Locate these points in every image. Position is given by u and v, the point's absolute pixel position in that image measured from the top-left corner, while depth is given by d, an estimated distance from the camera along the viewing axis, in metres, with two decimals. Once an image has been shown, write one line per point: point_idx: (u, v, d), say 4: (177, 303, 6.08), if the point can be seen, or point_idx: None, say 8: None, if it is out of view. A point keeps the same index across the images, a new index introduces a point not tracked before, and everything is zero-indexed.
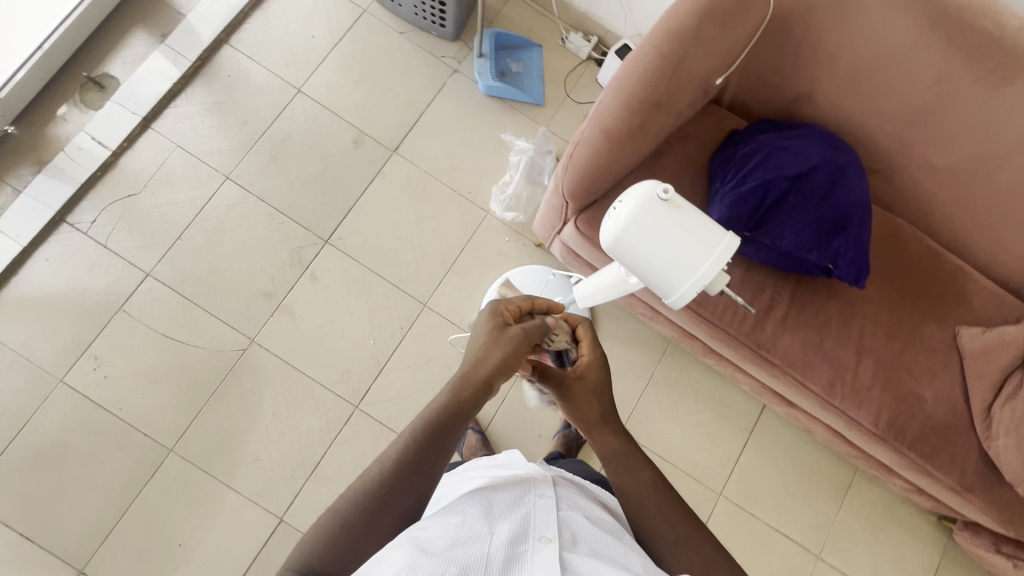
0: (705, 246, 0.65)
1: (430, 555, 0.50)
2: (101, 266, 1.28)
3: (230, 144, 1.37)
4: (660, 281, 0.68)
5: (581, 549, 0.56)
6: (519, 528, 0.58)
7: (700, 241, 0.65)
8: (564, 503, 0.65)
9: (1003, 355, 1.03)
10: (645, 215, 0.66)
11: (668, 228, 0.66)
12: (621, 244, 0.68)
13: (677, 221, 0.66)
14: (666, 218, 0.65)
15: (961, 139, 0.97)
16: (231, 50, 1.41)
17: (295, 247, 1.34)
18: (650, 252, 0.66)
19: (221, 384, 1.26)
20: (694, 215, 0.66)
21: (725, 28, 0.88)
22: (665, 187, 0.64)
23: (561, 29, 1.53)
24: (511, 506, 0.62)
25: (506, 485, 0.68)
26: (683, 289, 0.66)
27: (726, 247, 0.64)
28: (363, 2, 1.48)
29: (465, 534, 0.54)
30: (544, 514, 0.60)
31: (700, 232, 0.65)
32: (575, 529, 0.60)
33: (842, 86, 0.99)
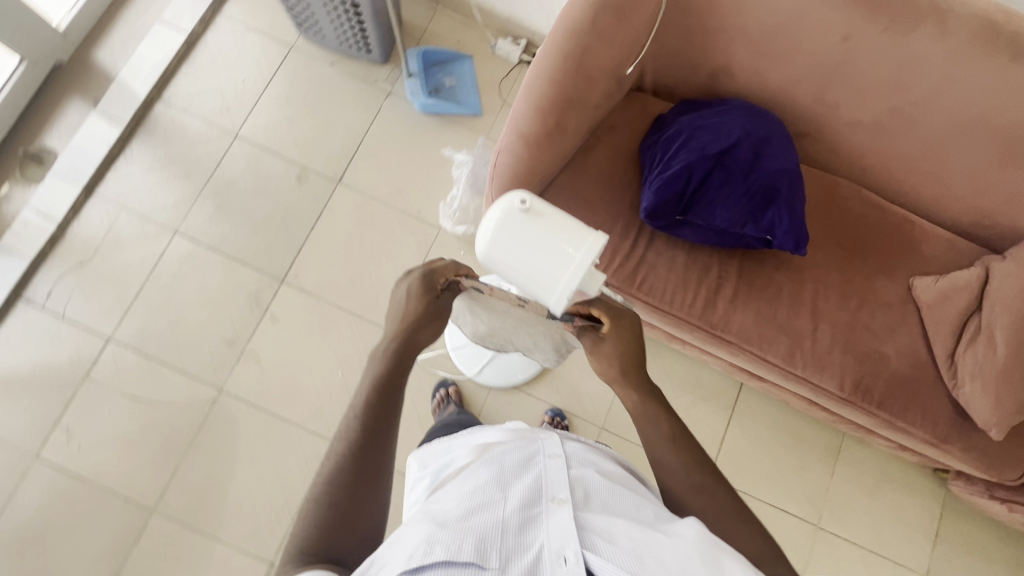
0: (571, 243, 0.51)
1: (444, 528, 0.49)
2: (62, 338, 1.28)
3: (174, 198, 1.38)
4: (528, 294, 0.54)
5: (594, 507, 0.54)
6: (530, 491, 0.56)
7: (565, 239, 0.52)
8: (574, 462, 0.62)
9: (960, 300, 1.01)
10: (494, 220, 0.53)
11: (524, 231, 0.52)
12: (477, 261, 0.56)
13: (537, 233, 0.52)
14: (523, 229, 0.52)
15: (881, 92, 0.96)
16: (165, 105, 1.43)
17: (252, 292, 1.35)
18: (511, 271, 0.53)
19: (196, 438, 1.26)
20: (559, 225, 0.52)
21: (622, 17, 0.87)
22: (517, 195, 0.52)
23: (489, 37, 1.53)
24: (522, 465, 0.60)
25: (512, 447, 0.64)
26: (556, 297, 0.52)
27: (594, 239, 0.51)
28: (289, 39, 1.48)
29: (479, 505, 0.53)
30: (555, 472, 0.58)
31: (565, 245, 0.51)
32: (587, 487, 0.57)
33: (756, 56, 0.98)
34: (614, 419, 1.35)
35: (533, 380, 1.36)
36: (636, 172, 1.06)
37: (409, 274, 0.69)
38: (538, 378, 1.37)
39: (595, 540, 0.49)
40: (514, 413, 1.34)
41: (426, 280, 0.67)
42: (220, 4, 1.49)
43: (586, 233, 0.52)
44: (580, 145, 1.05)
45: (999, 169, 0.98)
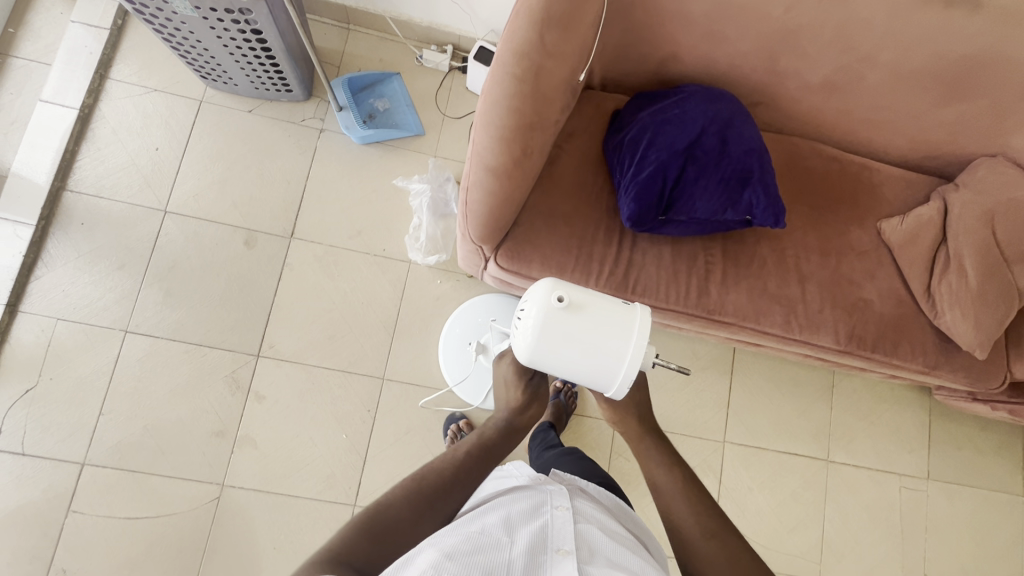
0: (622, 325, 0.64)
1: (453, 557, 0.52)
2: (30, 476, 1.16)
3: (114, 295, 1.25)
4: (597, 376, 0.65)
5: (599, 560, 0.58)
6: (537, 538, 0.59)
7: (615, 321, 0.64)
8: (581, 514, 0.66)
9: (927, 235, 1.06)
10: (553, 324, 0.64)
11: (579, 327, 0.64)
12: (539, 358, 0.66)
13: (584, 322, 0.64)
14: (572, 322, 0.64)
15: (825, 53, 0.97)
16: (74, 194, 1.27)
17: (229, 374, 1.26)
18: (572, 359, 0.65)
19: (208, 541, 1.18)
20: (599, 311, 0.65)
21: (569, 28, 0.83)
22: (559, 296, 0.63)
23: (412, 50, 1.44)
24: (531, 511, 0.64)
25: (523, 494, 0.68)
26: (624, 372, 0.64)
27: (641, 316, 0.64)
28: (197, 93, 1.35)
29: (485, 539, 0.56)
30: (562, 523, 0.62)
31: (611, 327, 0.64)
32: (593, 539, 0.61)
33: (701, 38, 0.97)
34: None
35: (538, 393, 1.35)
36: (605, 175, 1.04)
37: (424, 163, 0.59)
38: None
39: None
40: None
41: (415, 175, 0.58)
42: (107, 68, 1.33)
43: (629, 312, 0.66)
44: (546, 159, 1.01)
45: (941, 105, 1.03)
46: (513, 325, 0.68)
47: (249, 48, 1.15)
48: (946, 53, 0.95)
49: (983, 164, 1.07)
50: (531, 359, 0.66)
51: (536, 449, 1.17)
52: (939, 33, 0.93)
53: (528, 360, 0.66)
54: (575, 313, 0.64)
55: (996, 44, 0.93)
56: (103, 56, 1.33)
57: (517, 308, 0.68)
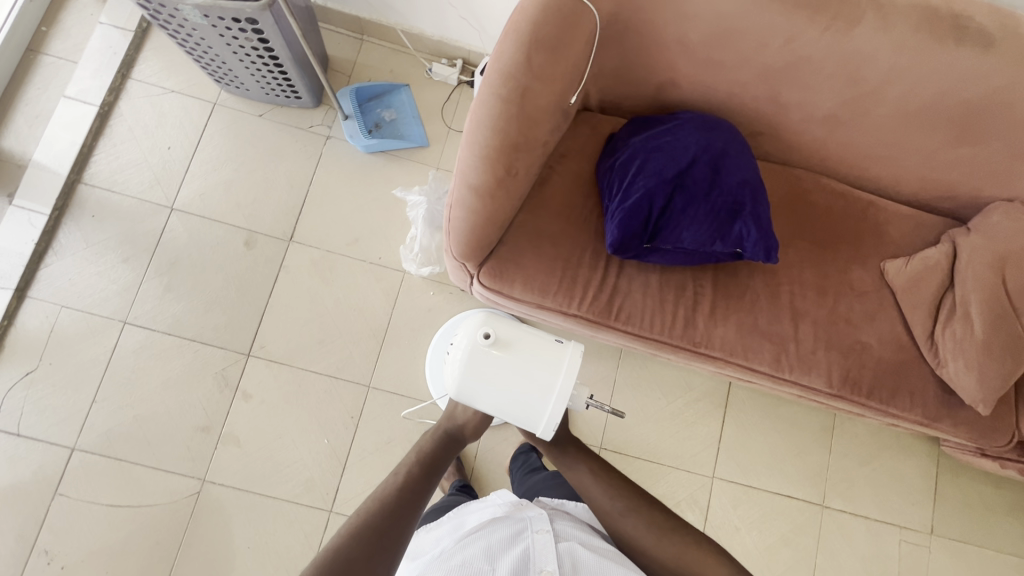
0: (550, 362, 0.65)
1: None
2: (22, 456, 1.20)
3: (118, 286, 1.29)
4: (524, 413, 0.65)
5: None
6: (520, 565, 0.61)
7: (542, 359, 0.65)
8: (562, 535, 0.68)
9: (932, 280, 1.01)
10: (479, 358, 0.64)
11: (505, 362, 0.65)
12: (466, 392, 0.66)
13: (511, 358, 0.64)
14: (499, 356, 0.64)
15: (828, 86, 0.94)
16: (88, 187, 1.33)
17: (219, 371, 1.28)
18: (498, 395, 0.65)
19: (185, 535, 1.20)
20: (528, 347, 0.65)
21: (558, 51, 0.83)
22: (485, 330, 0.64)
23: (423, 62, 1.46)
24: (511, 538, 0.66)
25: (505, 522, 0.71)
26: (549, 409, 0.64)
27: (569, 355, 0.64)
28: (211, 95, 1.39)
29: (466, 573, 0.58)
30: (544, 545, 0.64)
31: (538, 365, 0.64)
32: (575, 559, 0.64)
33: (700, 66, 0.95)
34: (611, 438, 1.35)
35: None
36: (595, 198, 1.02)
37: None
38: None
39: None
40: (511, 449, 1.30)
41: None
42: (129, 68, 1.39)
43: (559, 350, 0.66)
44: (535, 180, 1.00)
45: (954, 144, 0.98)
46: (445, 357, 0.69)
47: (257, 56, 1.18)
48: (959, 91, 0.91)
49: (998, 209, 1.01)
50: (459, 392, 0.66)
51: (518, 474, 1.16)
52: (951, 70, 0.88)
53: (455, 393, 0.66)
54: (503, 349, 0.65)
55: (1012, 84, 0.89)
56: (126, 57, 1.38)
57: (450, 341, 0.69)
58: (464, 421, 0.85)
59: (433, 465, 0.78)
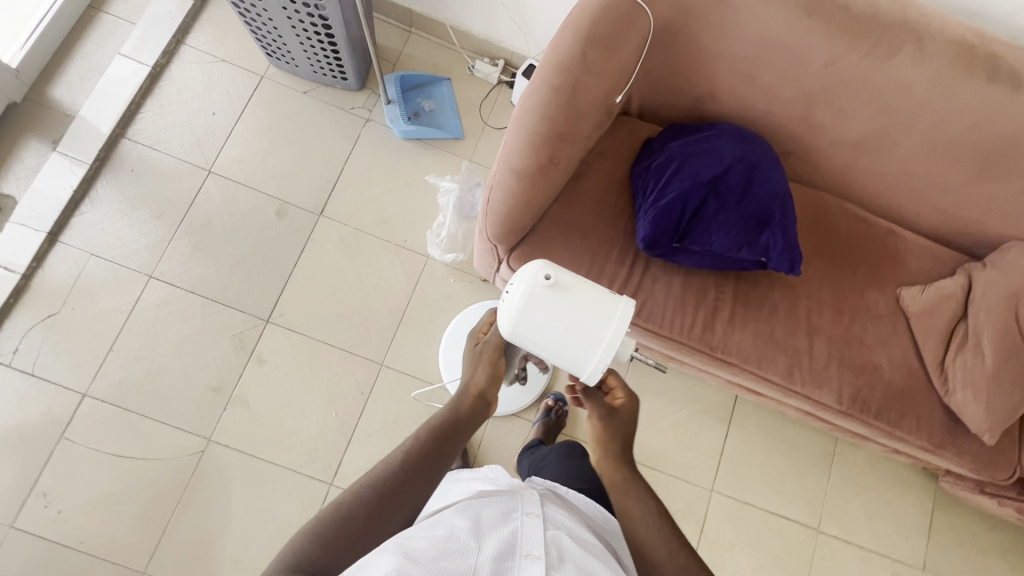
0: (604, 310, 0.66)
1: (415, 560, 0.51)
2: (33, 397, 1.21)
3: (148, 240, 1.31)
4: (573, 358, 0.66)
5: (568, 569, 0.55)
6: (506, 542, 0.57)
7: (598, 305, 0.66)
8: (551, 521, 0.63)
9: (946, 309, 1.04)
10: (539, 299, 0.66)
11: (561, 306, 0.66)
12: (522, 332, 0.66)
13: (568, 303, 0.66)
14: (556, 300, 0.66)
15: (862, 112, 0.98)
16: (131, 143, 1.36)
17: (237, 334, 1.29)
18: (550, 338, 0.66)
19: (185, 492, 1.20)
20: (584, 294, 0.67)
21: (612, 49, 0.88)
22: (547, 273, 0.65)
23: (466, 59, 1.51)
24: (502, 518, 0.62)
25: (495, 500, 0.67)
26: (598, 356, 0.66)
27: (623, 308, 0.66)
28: (260, 68, 1.44)
29: (451, 544, 0.55)
30: (533, 531, 0.60)
31: (593, 312, 0.66)
32: (563, 547, 0.59)
33: (741, 81, 0.99)
34: None
35: (530, 405, 1.34)
36: (627, 198, 1.06)
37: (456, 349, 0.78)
38: (537, 403, 1.34)
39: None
40: (516, 441, 1.31)
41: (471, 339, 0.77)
42: (184, 34, 1.43)
43: (613, 302, 0.67)
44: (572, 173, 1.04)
45: (977, 180, 1.02)
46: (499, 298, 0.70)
47: (314, 34, 1.22)
48: (986, 128, 0.95)
49: (1014, 247, 1.05)
50: (515, 331, 0.67)
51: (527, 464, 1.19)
52: (981, 107, 0.93)
53: (511, 332, 0.67)
54: (561, 293, 0.66)
55: None
56: (182, 23, 1.43)
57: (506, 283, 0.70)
58: (473, 380, 0.72)
59: (463, 422, 0.69)
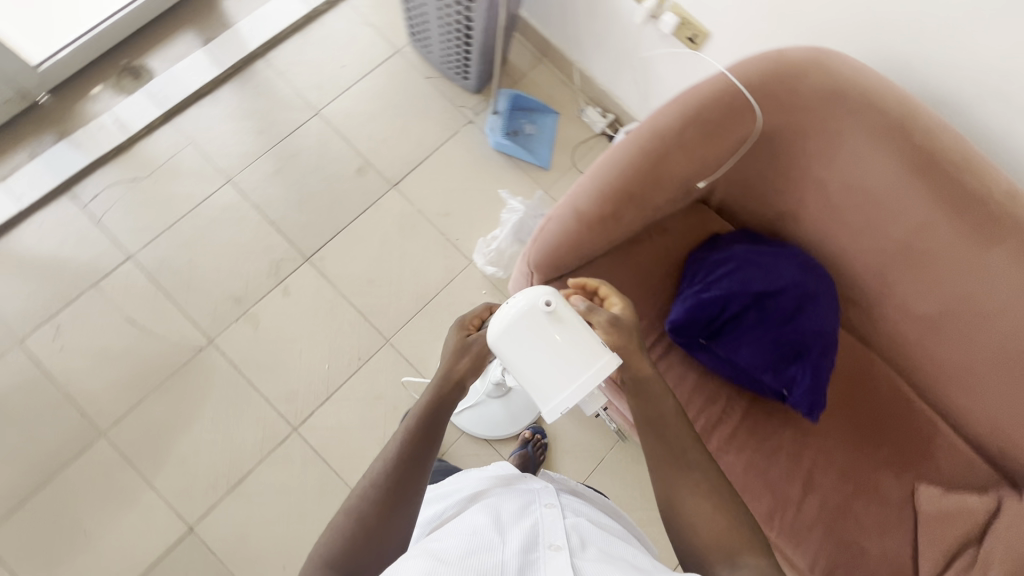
0: (586, 356, 0.66)
1: (445, 562, 0.52)
2: (89, 241, 1.32)
3: (241, 149, 1.42)
4: (539, 387, 0.67)
5: (591, 552, 0.57)
6: (529, 537, 0.59)
7: (584, 347, 0.66)
8: (567, 512, 0.66)
9: (962, 525, 0.94)
10: (532, 321, 0.66)
11: (549, 335, 0.66)
12: (504, 345, 0.67)
13: (556, 335, 0.66)
14: (547, 328, 0.66)
15: (943, 289, 0.91)
16: (265, 64, 1.49)
17: (275, 260, 1.36)
18: (526, 360, 0.67)
19: (169, 378, 1.26)
20: (576, 334, 0.66)
21: (711, 136, 0.89)
22: (548, 300, 0.65)
23: (581, 102, 1.56)
24: (520, 515, 0.64)
25: (510, 499, 0.69)
26: (563, 395, 0.66)
27: (605, 362, 0.65)
28: (398, 43, 1.55)
29: (478, 545, 0.56)
30: (553, 522, 0.62)
31: (575, 353, 0.66)
32: (583, 535, 0.61)
33: (828, 214, 0.96)
34: None
35: (506, 439, 1.32)
36: (674, 280, 1.05)
37: (447, 332, 0.74)
38: (513, 439, 1.32)
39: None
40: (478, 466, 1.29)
41: (463, 327, 0.74)
42: None
43: (599, 353, 0.66)
44: (630, 237, 1.04)
45: None
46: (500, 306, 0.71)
47: (457, 27, 1.31)
48: None
49: None
50: (497, 343, 0.68)
51: None
52: None
53: (493, 343, 0.67)
54: (554, 324, 0.67)
55: None
56: None
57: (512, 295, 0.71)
58: (458, 364, 0.70)
59: (442, 409, 0.69)
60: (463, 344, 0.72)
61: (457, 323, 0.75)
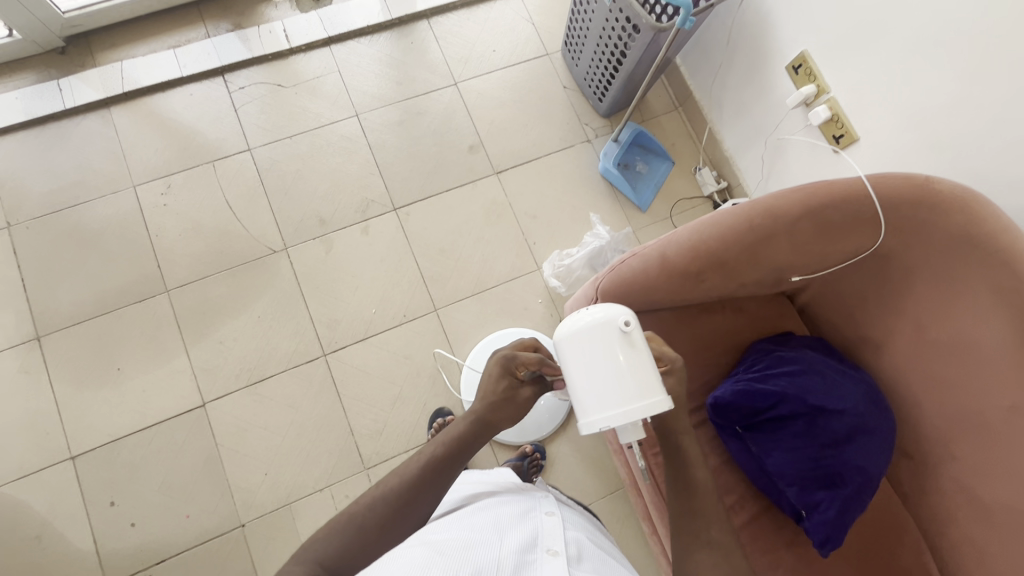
0: (639, 389, 0.61)
1: (445, 552, 0.54)
2: (221, 124, 1.44)
3: (378, 92, 1.52)
4: (581, 398, 0.64)
5: (585, 567, 0.59)
6: (527, 538, 0.60)
7: (640, 380, 0.61)
8: (566, 524, 0.68)
9: None
10: (603, 332, 0.63)
11: (612, 354, 0.63)
12: (565, 345, 0.66)
13: (618, 357, 0.62)
14: (612, 347, 0.63)
15: (1016, 485, 0.80)
16: (427, 25, 1.58)
17: (367, 199, 1.44)
18: (580, 367, 0.64)
19: (238, 266, 1.36)
20: (639, 364, 0.62)
21: (824, 236, 0.87)
22: (623, 321, 0.62)
23: (700, 160, 1.55)
24: (519, 518, 0.65)
25: (512, 502, 0.70)
26: (600, 416, 0.62)
27: (655, 404, 0.60)
28: (551, 49, 1.61)
29: (476, 540, 0.58)
30: (552, 530, 0.63)
31: (629, 383, 0.61)
32: (580, 548, 0.62)
33: (916, 357, 0.90)
34: None
35: (506, 445, 1.32)
36: (731, 359, 1.03)
37: (492, 367, 0.73)
38: (513, 449, 1.32)
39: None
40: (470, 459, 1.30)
41: (509, 371, 0.72)
42: None
43: (654, 393, 0.61)
44: (704, 303, 1.03)
45: None
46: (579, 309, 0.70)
47: (611, 51, 1.34)
48: None
49: None
50: (562, 339, 0.66)
51: None
52: None
53: (558, 338, 0.66)
54: (621, 346, 0.63)
55: None
56: None
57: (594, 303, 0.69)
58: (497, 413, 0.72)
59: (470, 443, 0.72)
60: (507, 395, 0.72)
61: (500, 357, 0.73)
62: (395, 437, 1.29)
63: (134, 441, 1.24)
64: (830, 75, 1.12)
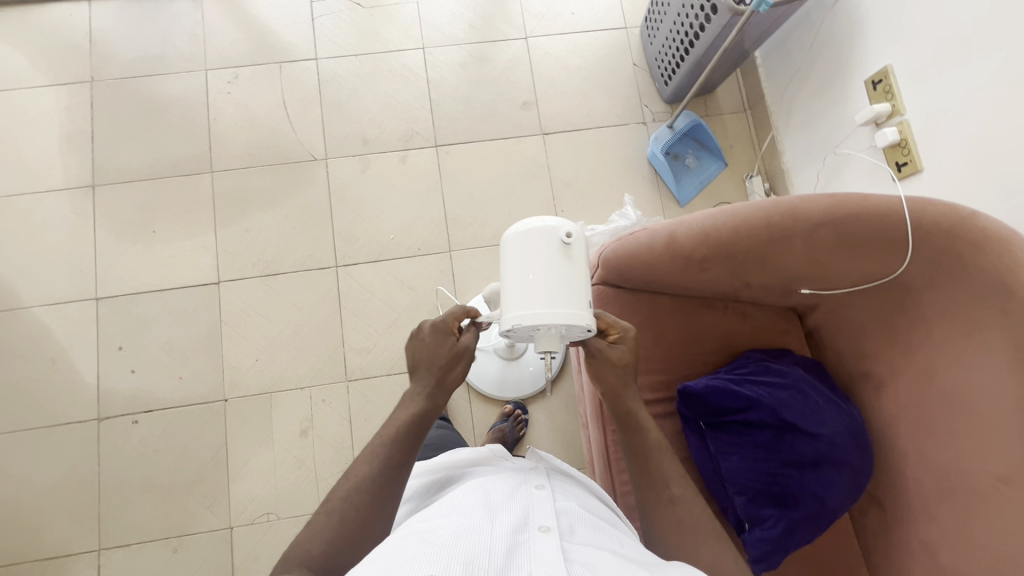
0: (565, 298, 0.62)
1: (431, 544, 0.50)
2: (297, 30, 1.50)
3: (449, 30, 1.53)
4: (509, 296, 0.63)
5: (579, 539, 0.55)
6: (518, 519, 0.57)
7: (567, 293, 0.62)
8: (558, 496, 0.64)
9: None
10: (543, 240, 0.63)
11: (550, 261, 0.63)
12: (510, 244, 0.65)
13: (556, 265, 0.63)
14: (553, 256, 0.63)
15: (987, 558, 0.73)
16: None
17: (413, 131, 1.46)
18: (517, 265, 0.63)
19: (279, 164, 1.42)
20: (572, 277, 0.63)
21: (843, 249, 0.82)
22: (570, 231, 0.62)
23: (754, 168, 1.49)
24: (508, 497, 0.61)
25: (500, 480, 0.67)
26: (522, 314, 0.62)
27: (576, 313, 0.61)
28: (631, 24, 1.56)
29: (465, 527, 0.54)
30: (542, 506, 0.60)
31: (558, 289, 0.62)
32: (572, 521, 0.59)
33: (914, 403, 0.84)
34: None
35: (483, 395, 1.33)
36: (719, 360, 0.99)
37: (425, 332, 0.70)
38: (489, 400, 1.33)
39: (581, 565, 0.49)
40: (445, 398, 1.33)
41: (440, 329, 0.70)
42: None
43: (578, 305, 0.62)
44: (706, 298, 0.99)
45: None
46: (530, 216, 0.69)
47: (684, 31, 1.29)
48: None
49: None
50: (507, 240, 0.65)
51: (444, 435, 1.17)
52: None
53: (505, 237, 0.65)
54: (562, 257, 0.63)
55: None
56: None
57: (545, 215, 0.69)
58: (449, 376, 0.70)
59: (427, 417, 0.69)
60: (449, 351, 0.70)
61: (427, 326, 0.71)
62: (381, 359, 1.33)
63: (150, 298, 1.34)
64: (909, 97, 1.03)
